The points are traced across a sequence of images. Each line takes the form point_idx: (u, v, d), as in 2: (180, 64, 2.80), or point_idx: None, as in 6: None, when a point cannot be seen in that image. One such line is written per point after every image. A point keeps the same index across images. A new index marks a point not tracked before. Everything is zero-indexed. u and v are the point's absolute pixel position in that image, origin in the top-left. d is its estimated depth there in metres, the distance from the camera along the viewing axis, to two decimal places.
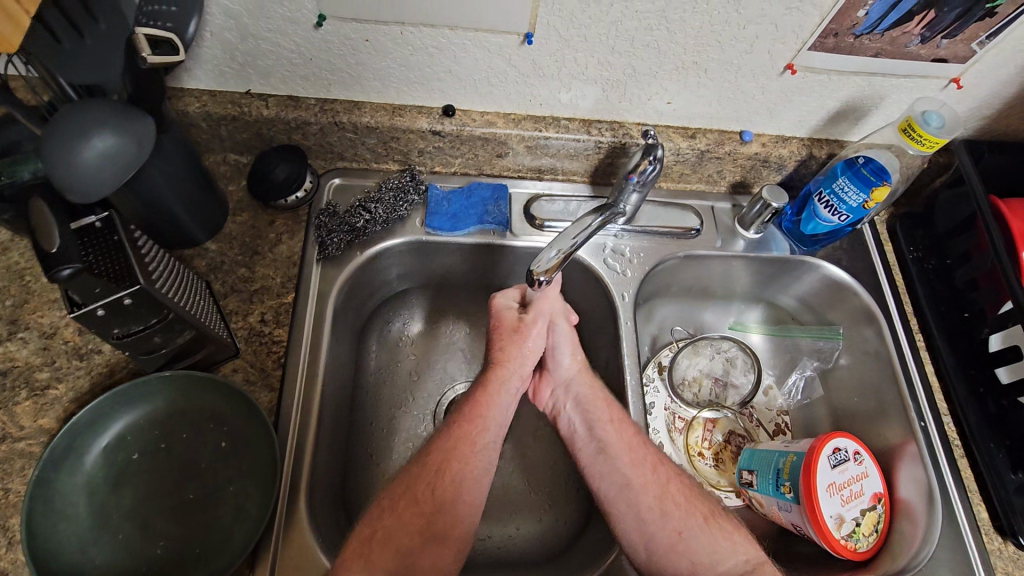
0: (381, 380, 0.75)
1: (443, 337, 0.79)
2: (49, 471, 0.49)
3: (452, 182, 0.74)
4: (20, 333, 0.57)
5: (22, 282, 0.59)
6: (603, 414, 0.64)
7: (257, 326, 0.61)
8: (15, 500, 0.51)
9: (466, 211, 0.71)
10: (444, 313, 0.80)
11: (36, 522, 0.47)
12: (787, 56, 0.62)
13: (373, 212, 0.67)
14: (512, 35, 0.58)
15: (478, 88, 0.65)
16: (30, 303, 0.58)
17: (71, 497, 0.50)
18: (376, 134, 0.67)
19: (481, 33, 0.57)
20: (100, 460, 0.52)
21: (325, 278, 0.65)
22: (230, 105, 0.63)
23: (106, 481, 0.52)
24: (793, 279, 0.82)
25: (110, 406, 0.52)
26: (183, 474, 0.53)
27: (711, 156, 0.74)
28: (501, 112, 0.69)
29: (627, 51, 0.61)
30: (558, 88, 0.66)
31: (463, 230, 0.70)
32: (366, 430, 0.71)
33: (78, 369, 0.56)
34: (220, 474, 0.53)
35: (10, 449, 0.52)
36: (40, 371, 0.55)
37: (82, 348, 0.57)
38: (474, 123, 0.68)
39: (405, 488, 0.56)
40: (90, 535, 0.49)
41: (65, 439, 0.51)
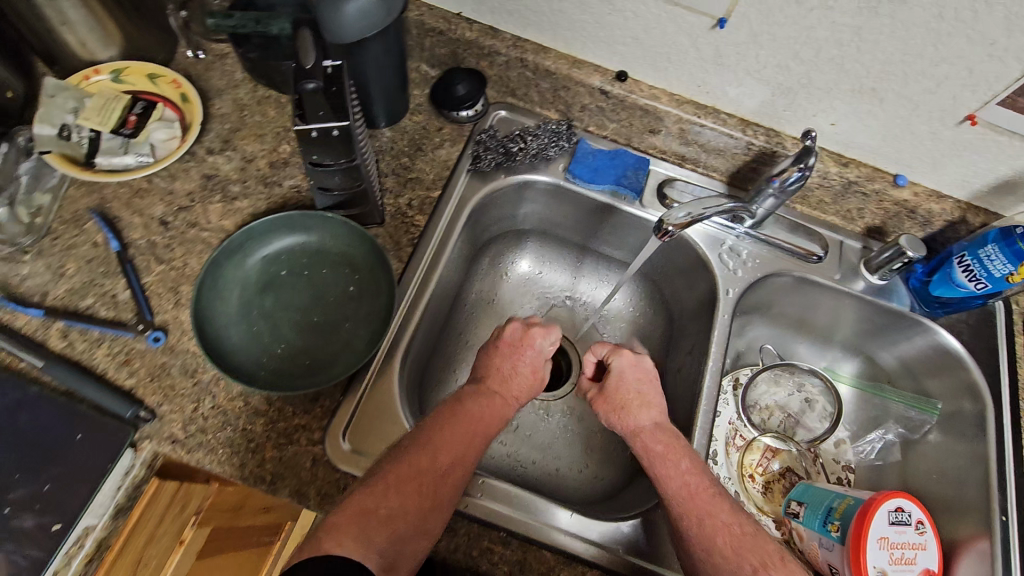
0: (481, 299, 0.82)
1: (543, 283, 0.85)
2: (223, 257, 0.60)
3: (601, 143, 0.79)
4: (228, 151, 0.69)
5: (240, 113, 0.71)
6: (649, 446, 0.60)
7: (403, 208, 0.70)
8: (188, 274, 0.62)
9: (606, 170, 0.76)
10: (552, 262, 0.86)
11: (204, 291, 0.58)
12: (972, 106, 0.62)
13: (527, 144, 0.74)
14: (707, 18, 0.62)
15: (656, 62, 0.70)
16: (241, 132, 0.70)
17: (231, 285, 0.61)
18: (552, 80, 0.74)
19: (678, 9, 0.62)
20: (258, 265, 0.63)
21: (469, 187, 0.73)
22: (442, 20, 0.73)
23: (257, 283, 0.62)
24: (901, 338, 0.80)
25: (279, 225, 0.63)
26: (314, 300, 0.62)
27: (857, 190, 0.74)
28: (668, 91, 0.74)
29: (810, 61, 0.63)
30: (729, 81, 0.69)
31: (598, 186, 0.75)
32: (456, 335, 0.78)
33: (261, 193, 0.67)
34: (341, 310, 0.62)
35: (197, 235, 0.64)
36: (234, 185, 0.67)
37: (268, 178, 0.68)
38: (641, 93, 0.73)
39: (411, 463, 0.51)
40: (235, 318, 0.59)
41: (241, 238, 0.61)
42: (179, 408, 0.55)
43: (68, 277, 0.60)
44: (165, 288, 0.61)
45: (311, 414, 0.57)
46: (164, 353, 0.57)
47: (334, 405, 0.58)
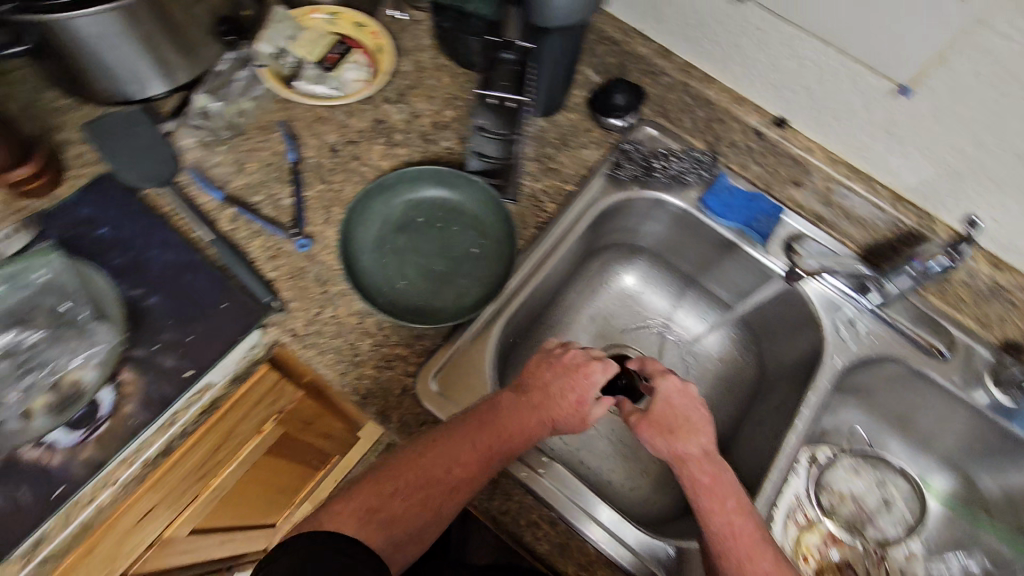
0: (579, 299, 0.84)
1: (642, 302, 0.86)
2: (376, 191, 0.67)
3: (739, 181, 0.78)
4: (400, 103, 0.75)
5: (418, 73, 0.78)
6: (693, 477, 0.57)
7: (537, 193, 0.73)
8: (341, 198, 0.69)
9: (738, 208, 0.75)
10: (656, 284, 0.86)
11: (355, 214, 0.65)
12: None
13: (669, 164, 0.76)
14: (887, 83, 0.62)
15: (818, 117, 0.71)
16: (415, 89, 0.77)
17: (375, 216, 0.67)
18: (710, 110, 0.76)
19: (858, 69, 0.62)
20: (401, 206, 0.68)
21: (604, 191, 0.75)
22: (619, 34, 0.78)
23: (395, 222, 0.68)
24: (1013, 467, 0.72)
25: (429, 176, 0.68)
26: (440, 250, 0.67)
27: (1003, 296, 0.71)
28: (823, 147, 0.73)
29: (988, 150, 0.60)
30: (892, 152, 0.68)
31: (727, 222, 0.75)
32: (547, 326, 0.81)
33: (419, 146, 0.73)
34: (460, 267, 0.66)
35: (357, 168, 0.71)
36: (397, 133, 0.74)
37: (428, 135, 0.74)
38: (796, 143, 0.74)
39: (425, 473, 0.54)
40: (371, 245, 0.66)
41: (396, 178, 0.68)
42: (305, 308, 0.62)
43: (247, 173, 0.69)
44: (320, 205, 0.68)
45: (411, 349, 0.62)
46: (305, 259, 0.64)
47: (432, 347, 0.62)
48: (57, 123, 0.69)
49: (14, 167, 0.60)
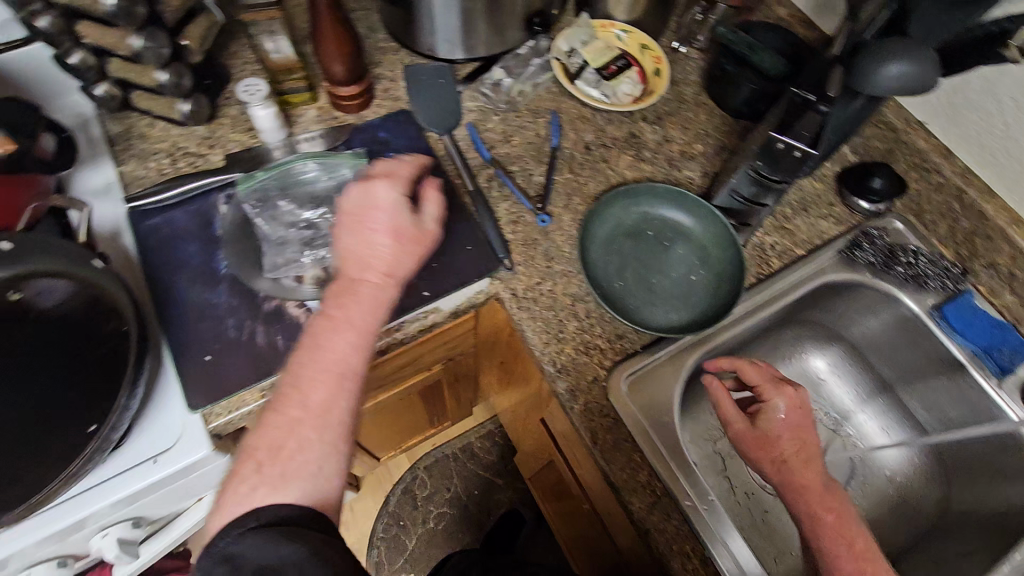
0: None
1: (823, 390, 0.80)
2: (622, 195, 0.71)
3: (985, 305, 0.71)
4: (657, 124, 0.79)
5: (679, 103, 0.81)
6: (807, 494, 0.54)
7: (763, 245, 0.71)
8: (583, 192, 0.73)
9: (981, 332, 0.69)
10: (845, 379, 0.80)
11: (599, 209, 0.70)
12: None
13: (913, 264, 0.70)
14: None
15: None
16: (674, 116, 0.80)
17: (611, 216, 0.70)
18: (978, 224, 0.73)
19: None
20: (635, 215, 0.71)
21: (831, 265, 0.71)
22: (899, 124, 0.77)
23: (626, 228, 0.71)
24: None
25: (672, 197, 0.71)
26: (662, 267, 0.68)
27: None
28: None
29: None
30: None
31: (962, 341, 0.69)
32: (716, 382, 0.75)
33: (664, 169, 0.76)
34: (674, 289, 0.67)
35: (603, 169, 0.75)
36: (647, 150, 0.77)
37: (676, 162, 0.77)
38: None
39: (292, 411, 0.49)
40: (601, 241, 0.69)
41: (643, 189, 0.71)
42: (530, 276, 0.67)
43: (512, 144, 0.76)
44: (564, 191, 0.73)
45: (611, 347, 0.64)
46: (541, 234, 0.69)
47: (630, 352, 0.64)
48: (377, 59, 0.80)
49: (346, 85, 0.73)
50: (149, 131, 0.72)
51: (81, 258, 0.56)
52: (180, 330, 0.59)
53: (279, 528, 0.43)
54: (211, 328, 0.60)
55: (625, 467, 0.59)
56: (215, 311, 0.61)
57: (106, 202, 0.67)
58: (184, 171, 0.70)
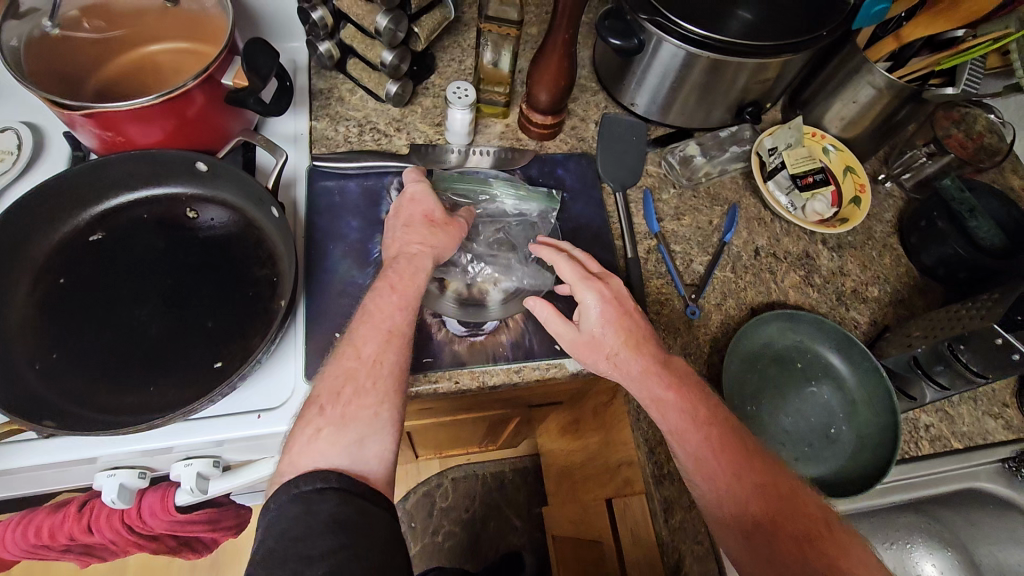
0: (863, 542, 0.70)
1: None
2: (784, 318, 0.65)
3: None
4: (835, 252, 0.75)
5: (864, 236, 0.76)
6: (680, 410, 0.53)
7: (916, 422, 0.64)
8: (738, 294, 0.69)
9: None
10: None
11: (756, 325, 0.65)
12: None
13: None
14: None
15: None
16: (852, 247, 0.75)
17: (766, 335, 0.65)
18: None
19: None
20: (791, 342, 0.66)
21: (989, 475, 0.64)
22: None
23: (777, 353, 0.65)
24: None
25: (838, 338, 0.64)
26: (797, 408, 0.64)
27: None
28: None
29: None
30: None
31: None
32: None
33: (828, 300, 0.71)
34: (808, 439, 0.62)
35: (763, 273, 0.71)
36: (814, 274, 0.73)
37: (843, 297, 0.72)
38: None
39: (342, 380, 0.47)
40: (749, 359, 0.64)
41: (809, 319, 0.65)
42: None
43: (681, 222, 0.73)
44: (719, 287, 0.69)
45: None
46: (686, 325, 0.66)
47: None
48: (575, 96, 0.80)
49: (542, 113, 0.72)
50: (348, 96, 0.74)
51: (263, 201, 0.59)
52: (319, 297, 0.60)
53: (344, 491, 0.41)
54: (348, 306, 0.60)
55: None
56: (357, 291, 0.61)
57: (296, 153, 0.69)
58: (368, 145, 0.71)
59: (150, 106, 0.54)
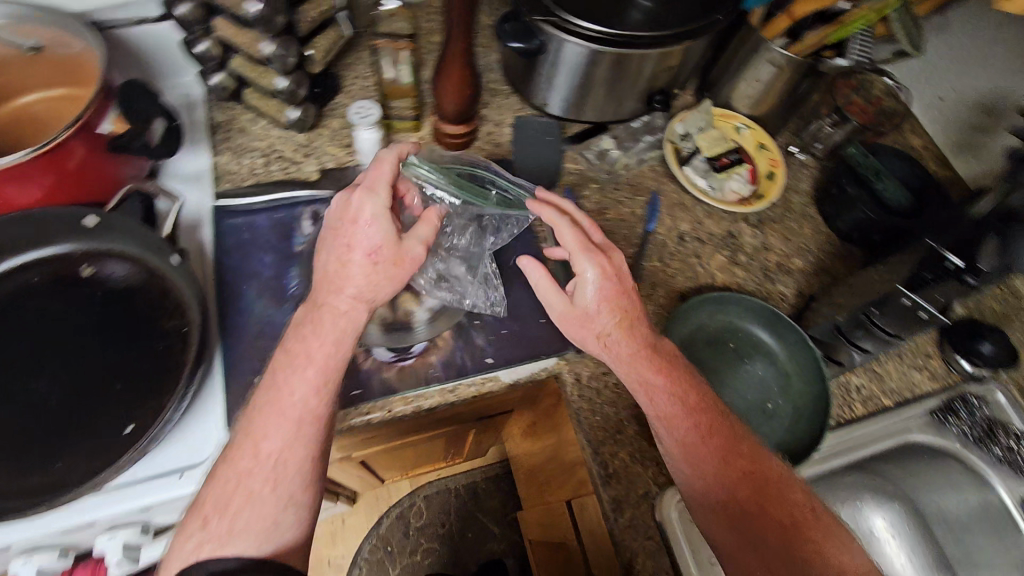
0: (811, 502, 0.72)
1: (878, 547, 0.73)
2: (711, 299, 0.66)
3: None
4: (757, 228, 0.76)
5: (783, 207, 0.78)
6: (670, 393, 0.52)
7: (849, 386, 0.66)
8: (662, 280, 0.70)
9: None
10: (904, 541, 0.73)
11: (686, 310, 0.65)
12: None
13: (1014, 446, 0.66)
14: None
15: None
16: (771, 219, 0.77)
17: (696, 318, 0.66)
18: None
19: None
20: (721, 322, 0.67)
21: (920, 426, 0.67)
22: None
23: (708, 335, 0.66)
24: None
25: (765, 313, 0.65)
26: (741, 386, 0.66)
27: None
28: None
29: None
30: None
31: None
32: None
33: (753, 277, 0.73)
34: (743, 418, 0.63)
35: (686, 253, 0.72)
36: (735, 252, 0.74)
37: (768, 271, 0.73)
38: None
39: (232, 482, 0.46)
40: (684, 345, 0.65)
41: (735, 297, 0.66)
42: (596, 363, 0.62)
43: (604, 217, 0.73)
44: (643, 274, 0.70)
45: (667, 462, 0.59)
46: None
47: None
48: (486, 101, 0.79)
49: (454, 123, 0.71)
50: (250, 126, 0.71)
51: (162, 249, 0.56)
52: (236, 341, 0.58)
53: None
54: (265, 347, 0.58)
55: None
56: (275, 330, 0.59)
57: (195, 192, 0.66)
58: (275, 176, 0.69)
59: (25, 163, 0.51)
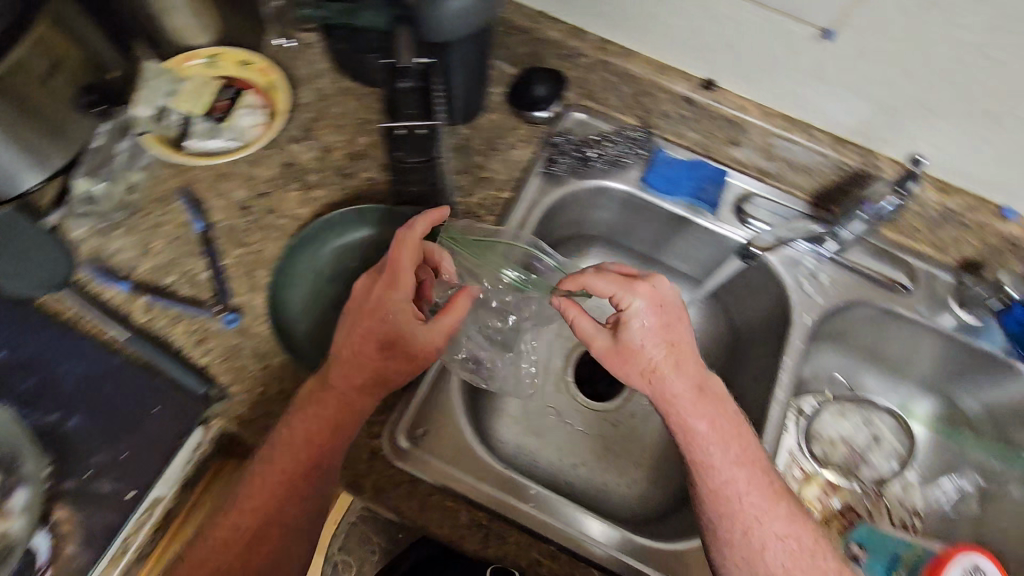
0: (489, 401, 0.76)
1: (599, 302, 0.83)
2: (298, 245, 0.65)
3: (680, 152, 0.77)
4: (306, 139, 0.72)
5: (320, 101, 0.74)
6: (694, 416, 0.58)
7: (473, 208, 0.71)
8: (264, 260, 0.65)
9: (683, 181, 0.75)
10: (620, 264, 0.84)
11: (278, 276, 0.63)
12: None
13: (606, 150, 0.75)
14: (812, 28, 0.58)
15: (750, 74, 0.68)
16: (318, 120, 0.73)
17: (304, 270, 0.65)
18: (634, 84, 0.73)
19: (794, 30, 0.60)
20: (329, 254, 0.66)
21: (541, 191, 0.73)
22: (529, 18, 0.72)
23: (329, 275, 0.65)
24: (993, 384, 0.74)
25: (355, 218, 0.66)
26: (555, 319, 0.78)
27: (959, 219, 0.69)
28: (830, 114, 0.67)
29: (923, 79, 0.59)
30: (830, 95, 0.65)
31: (674, 198, 0.74)
32: None
33: (337, 183, 0.70)
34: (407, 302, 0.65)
35: (273, 221, 0.67)
36: (309, 175, 0.70)
37: (345, 169, 0.71)
38: (729, 103, 0.71)
39: (254, 521, 0.55)
40: (305, 304, 0.64)
41: (318, 226, 0.65)
42: (252, 391, 0.60)
43: (153, 255, 0.65)
44: (244, 275, 0.64)
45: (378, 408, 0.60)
46: (238, 335, 0.62)
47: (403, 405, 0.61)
48: None
49: None
50: None
51: None
52: None
53: None
54: None
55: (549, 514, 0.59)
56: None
57: None
58: None
59: None
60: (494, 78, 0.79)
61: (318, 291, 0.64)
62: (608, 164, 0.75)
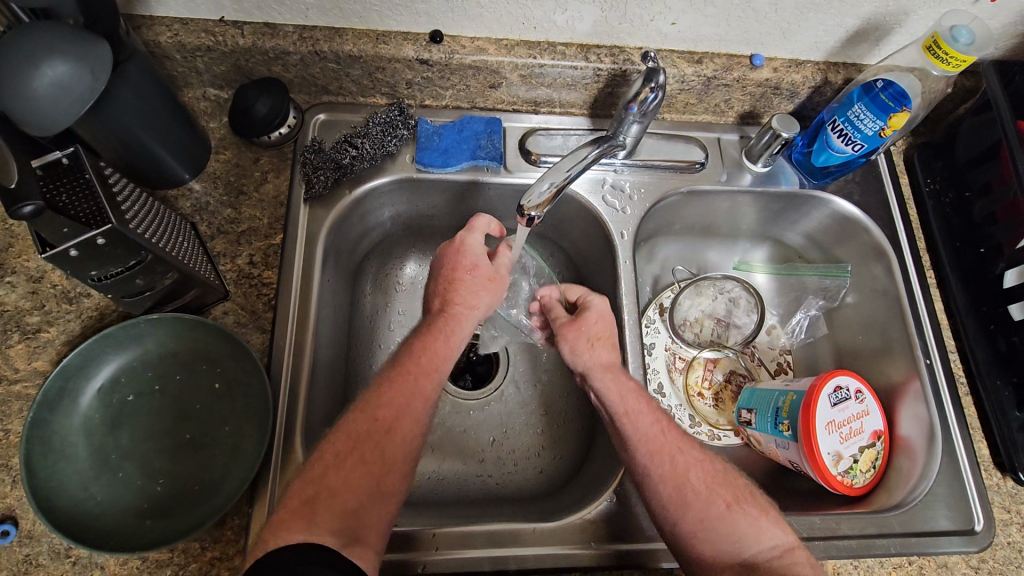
0: None
1: None
2: (44, 413, 0.51)
3: (443, 116, 0.71)
4: (7, 277, 0.58)
5: (4, 225, 0.60)
6: (653, 415, 0.60)
7: (245, 269, 0.61)
8: (15, 441, 0.53)
9: (457, 147, 0.68)
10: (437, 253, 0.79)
11: (36, 464, 0.49)
12: None
13: (359, 148, 0.65)
14: None
15: (467, 11, 0.61)
16: (15, 248, 0.59)
17: (69, 437, 0.52)
18: (361, 65, 0.64)
19: None
20: (94, 402, 0.54)
21: (313, 219, 0.65)
22: (203, 34, 0.60)
23: (104, 423, 0.54)
24: (801, 215, 0.79)
25: (101, 348, 0.54)
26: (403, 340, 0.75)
27: (718, 84, 0.69)
28: (492, 38, 0.65)
29: None
30: (553, 9, 0.61)
31: (454, 167, 0.68)
32: (363, 361, 0.72)
33: (68, 312, 0.57)
34: (215, 414, 0.56)
35: (7, 391, 0.55)
36: (30, 315, 0.57)
37: (70, 292, 0.58)
38: (464, 50, 0.64)
39: (351, 432, 0.53)
40: (90, 474, 0.51)
41: (58, 381, 0.52)
42: None
43: None
44: None
45: (222, 542, 0.52)
46: (22, 544, 0.51)
47: (244, 521, 0.53)
48: None
49: None
50: None
51: None
52: None
53: None
54: None
55: (455, 547, 0.57)
56: None
57: None
58: None
59: None
60: (208, 110, 0.67)
61: (101, 449, 0.53)
62: (373, 160, 0.67)
